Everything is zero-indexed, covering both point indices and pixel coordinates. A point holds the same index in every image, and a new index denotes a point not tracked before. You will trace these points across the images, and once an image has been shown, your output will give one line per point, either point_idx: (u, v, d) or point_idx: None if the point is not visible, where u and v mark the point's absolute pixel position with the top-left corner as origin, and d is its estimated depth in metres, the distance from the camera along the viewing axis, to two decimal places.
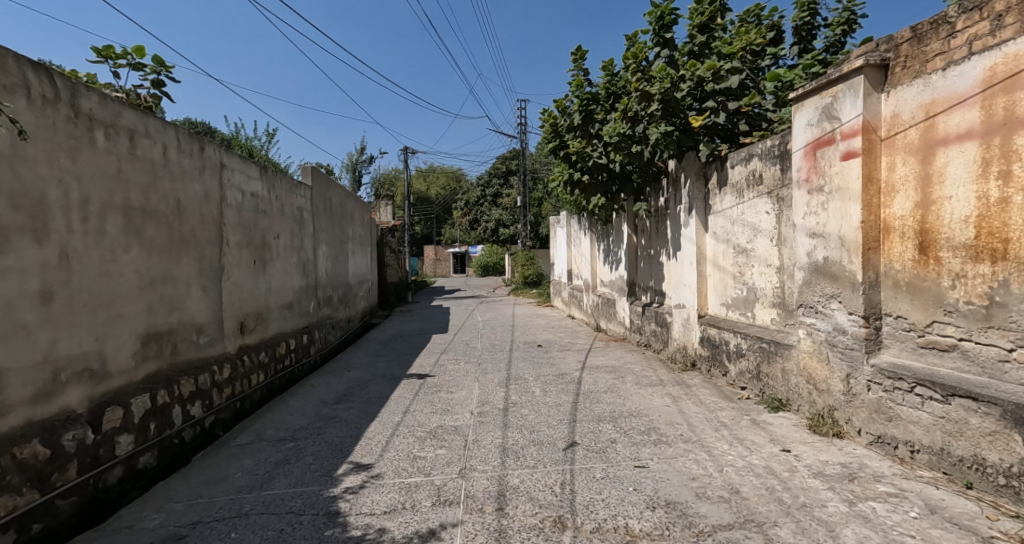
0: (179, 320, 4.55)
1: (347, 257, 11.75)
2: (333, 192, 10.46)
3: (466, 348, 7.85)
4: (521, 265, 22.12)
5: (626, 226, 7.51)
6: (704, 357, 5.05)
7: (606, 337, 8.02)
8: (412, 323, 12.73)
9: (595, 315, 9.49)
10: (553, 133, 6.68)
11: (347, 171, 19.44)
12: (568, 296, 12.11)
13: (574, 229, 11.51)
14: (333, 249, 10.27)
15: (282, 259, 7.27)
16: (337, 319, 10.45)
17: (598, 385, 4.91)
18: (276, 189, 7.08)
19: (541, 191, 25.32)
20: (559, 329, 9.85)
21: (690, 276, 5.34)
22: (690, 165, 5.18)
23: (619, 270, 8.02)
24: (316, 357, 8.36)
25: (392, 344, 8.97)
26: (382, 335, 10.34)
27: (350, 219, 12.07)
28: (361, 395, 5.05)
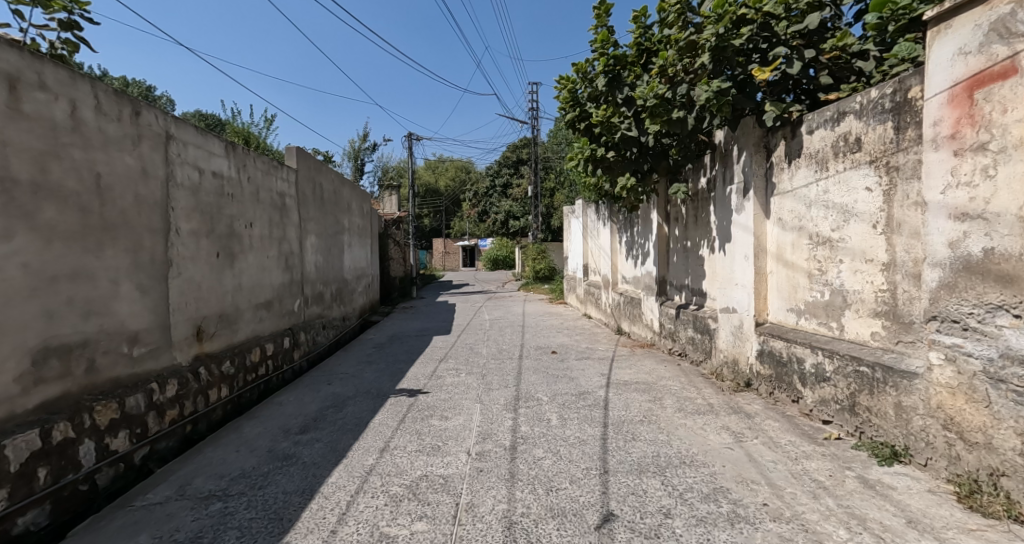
0: (102, 328, 3.60)
1: (342, 249, 10.80)
2: (325, 178, 9.49)
3: (470, 354, 6.87)
4: (532, 259, 21.11)
5: (655, 215, 6.48)
6: (764, 376, 4.03)
7: (631, 343, 6.99)
8: (415, 321, 11.78)
9: (616, 316, 8.45)
10: (571, 103, 5.63)
11: (348, 160, 18.51)
12: (584, 293, 11.06)
13: (591, 220, 10.46)
14: (324, 241, 9.32)
15: (257, 251, 6.31)
16: (329, 318, 9.51)
17: (630, 412, 3.92)
18: (249, 169, 6.13)
19: (554, 181, 24.21)
20: (574, 331, 8.83)
21: (745, 273, 4.29)
22: (748, 133, 4.13)
23: (647, 265, 6.98)
24: (301, 363, 7.42)
25: (388, 348, 8.00)
26: (380, 336, 9.38)
27: (346, 209, 11.09)
28: (335, 421, 4.08)
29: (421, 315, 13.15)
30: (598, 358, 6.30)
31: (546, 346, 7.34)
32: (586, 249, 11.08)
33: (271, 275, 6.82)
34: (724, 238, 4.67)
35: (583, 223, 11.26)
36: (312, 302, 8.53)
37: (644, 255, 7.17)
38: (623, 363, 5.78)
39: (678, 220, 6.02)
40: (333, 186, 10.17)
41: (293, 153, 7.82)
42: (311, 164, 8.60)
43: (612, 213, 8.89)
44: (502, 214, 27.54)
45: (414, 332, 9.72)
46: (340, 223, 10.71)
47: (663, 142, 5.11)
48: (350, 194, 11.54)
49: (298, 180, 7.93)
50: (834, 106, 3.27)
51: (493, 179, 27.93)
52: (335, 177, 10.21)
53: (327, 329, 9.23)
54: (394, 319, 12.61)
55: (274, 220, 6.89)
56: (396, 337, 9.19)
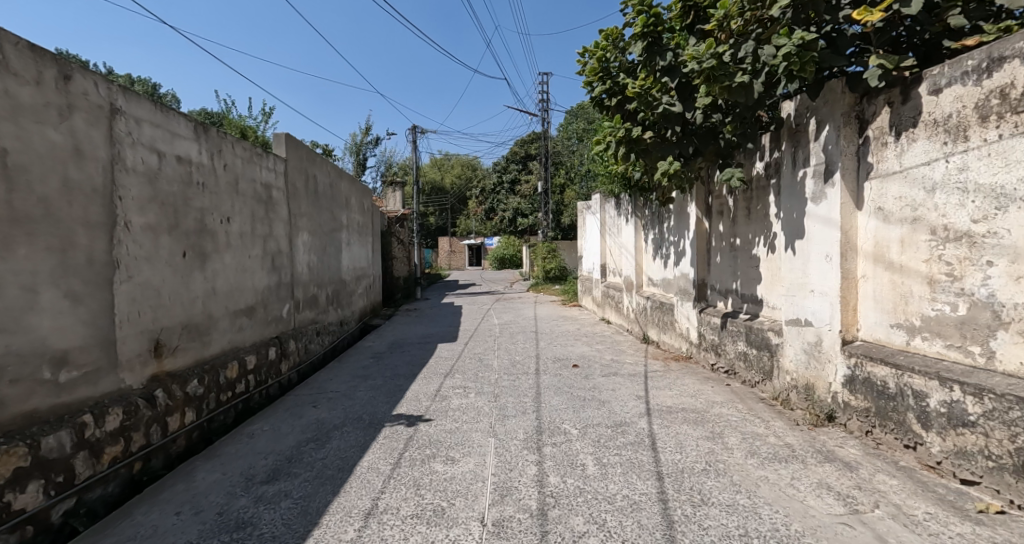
0: (13, 348, 2.83)
1: (340, 248, 10.02)
2: (319, 170, 8.70)
3: (482, 369, 6.07)
4: (542, 259, 20.29)
5: (694, 208, 5.66)
6: (856, 410, 3.19)
7: (663, 355, 6.18)
8: (419, 326, 11.00)
9: (641, 323, 7.61)
10: (600, 76, 4.78)
11: (350, 155, 17.75)
12: (602, 296, 10.21)
13: (611, 216, 9.66)
14: (318, 238, 8.54)
15: (235, 250, 5.52)
16: (325, 323, 8.72)
17: (686, 455, 3.10)
18: (226, 156, 5.35)
19: (563, 177, 23.33)
20: (595, 339, 7.99)
21: (825, 277, 3.45)
22: (833, 101, 3.29)
23: (681, 266, 6.16)
24: (288, 376, 6.62)
25: (388, 358, 7.20)
26: (381, 344, 8.58)
27: (343, 204, 10.29)
28: (315, 463, 3.29)
29: (425, 319, 12.34)
30: (629, 374, 5.47)
31: (565, 358, 6.52)
32: (605, 248, 10.25)
33: (254, 278, 6.03)
34: (792, 235, 3.83)
35: (601, 219, 10.42)
36: (303, 307, 7.74)
37: (678, 255, 6.33)
38: (661, 382, 4.95)
39: (725, 215, 5.18)
40: (329, 180, 9.37)
41: (282, 141, 7.04)
42: (303, 153, 7.81)
43: (637, 207, 8.05)
44: (510, 211, 26.61)
45: (418, 339, 8.90)
46: (338, 220, 9.92)
47: (711, 120, 4.27)
48: (349, 188, 10.74)
49: (288, 171, 7.14)
50: (981, 52, 2.44)
51: (500, 175, 27.08)
52: (331, 168, 9.41)
53: (322, 335, 8.45)
54: (397, 323, 11.81)
55: (256, 216, 6.10)
56: (399, 344, 8.40)
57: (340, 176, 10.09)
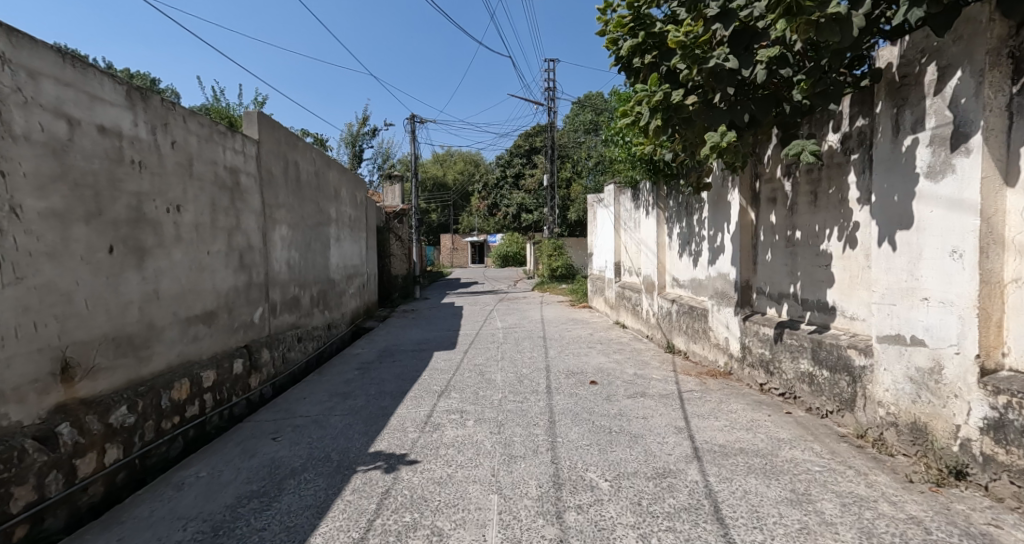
0: None
1: (327, 244, 9.13)
2: (302, 157, 7.81)
3: (483, 387, 5.19)
4: (547, 256, 19.39)
5: (738, 196, 4.76)
6: (1011, 469, 2.28)
7: (696, 371, 5.30)
8: (416, 330, 10.12)
9: (666, 329, 6.72)
10: (629, 28, 3.84)
11: (346, 147, 16.87)
12: (616, 297, 9.33)
13: (628, 210, 8.77)
14: (300, 233, 7.65)
15: (187, 244, 4.64)
16: (309, 328, 7.86)
17: (770, 535, 2.22)
18: (174, 131, 4.46)
19: (570, 171, 22.36)
20: (613, 347, 7.10)
21: (949, 282, 2.52)
22: (971, 36, 2.37)
23: (720, 266, 5.27)
24: (258, 392, 5.74)
25: (377, 369, 6.33)
26: (372, 351, 7.71)
27: (331, 196, 9.40)
28: (254, 536, 2.42)
29: (423, 321, 11.47)
30: (660, 395, 4.57)
31: (581, 373, 5.64)
32: (621, 243, 9.38)
33: (214, 278, 5.15)
34: (888, 224, 2.92)
35: (616, 212, 9.56)
36: (281, 310, 6.86)
37: (713, 252, 5.43)
38: (702, 408, 4.06)
39: (779, 203, 4.27)
40: (315, 169, 8.47)
41: (254, 121, 6.15)
42: (280, 136, 6.92)
43: (661, 198, 7.15)
44: (514, 207, 25.76)
45: (413, 346, 8.04)
46: (325, 213, 9.04)
47: (775, 78, 3.35)
48: (338, 180, 9.85)
49: (260, 156, 6.25)
50: None
51: (504, 170, 26.12)
52: (317, 156, 8.52)
53: (304, 342, 7.58)
54: (394, 326, 10.93)
55: (217, 205, 5.21)
56: (392, 352, 7.52)
57: (327, 165, 9.20)
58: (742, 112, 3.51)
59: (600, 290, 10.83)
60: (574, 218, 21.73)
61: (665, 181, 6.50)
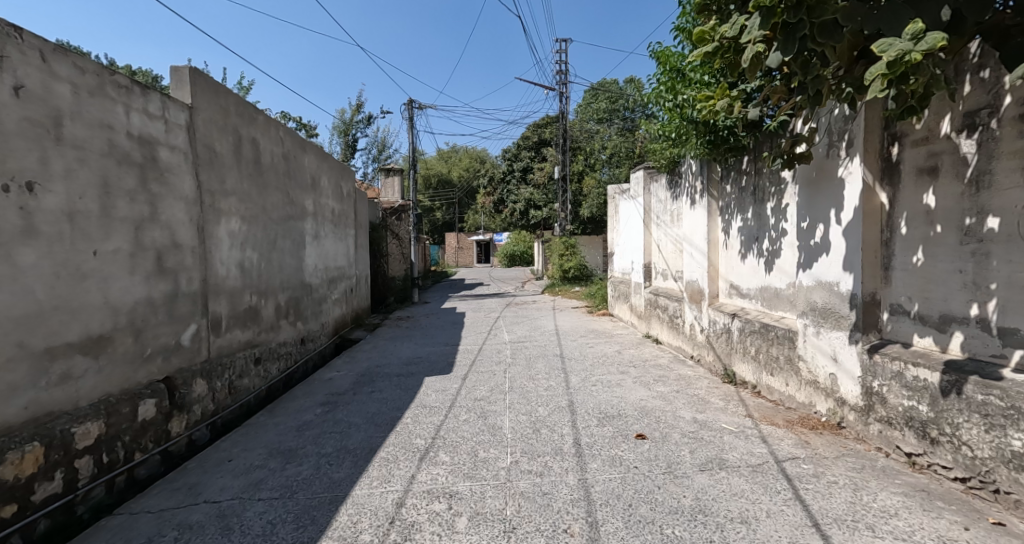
0: None
1: (298, 242, 7.66)
2: (263, 134, 6.34)
3: (485, 445, 3.73)
4: (559, 256, 17.92)
5: (861, 170, 3.24)
6: None
7: (785, 420, 3.83)
8: (410, 343, 8.71)
9: (728, 354, 5.22)
10: None
11: (339, 136, 15.43)
12: (650, 306, 7.84)
13: (666, 199, 7.26)
14: (256, 227, 6.20)
15: (48, 241, 3.16)
16: (269, 346, 6.41)
17: None
18: (16, 70, 3.00)
19: (582, 164, 20.88)
20: (654, 375, 5.61)
21: None
22: None
23: (818, 272, 3.74)
24: (181, 441, 4.28)
25: (348, 406, 4.87)
26: (350, 376, 6.26)
27: (303, 185, 7.93)
28: None
29: (418, 332, 10.01)
30: (750, 468, 3.07)
31: (619, 419, 4.16)
32: (653, 240, 7.92)
33: (111, 287, 3.70)
34: None
35: (648, 203, 8.09)
36: (227, 326, 5.40)
37: (805, 253, 3.92)
38: (835, 505, 2.55)
39: (945, 175, 2.75)
40: (281, 150, 7.01)
41: (187, 80, 4.72)
42: (228, 105, 5.48)
43: (715, 183, 5.65)
44: (522, 202, 23.90)
45: (401, 367, 6.56)
46: (295, 204, 7.58)
47: None
48: (314, 166, 8.39)
49: (194, 125, 4.80)
50: None
51: (510, 163, 24.58)
52: (283, 134, 7.04)
53: (262, 364, 6.13)
54: (386, 337, 9.47)
55: (117, 185, 3.77)
56: (374, 377, 6.06)
57: (299, 148, 7.72)
58: (937, 5, 2.14)
59: (625, 297, 9.33)
60: (587, 215, 20.27)
61: (722, 155, 4.99)
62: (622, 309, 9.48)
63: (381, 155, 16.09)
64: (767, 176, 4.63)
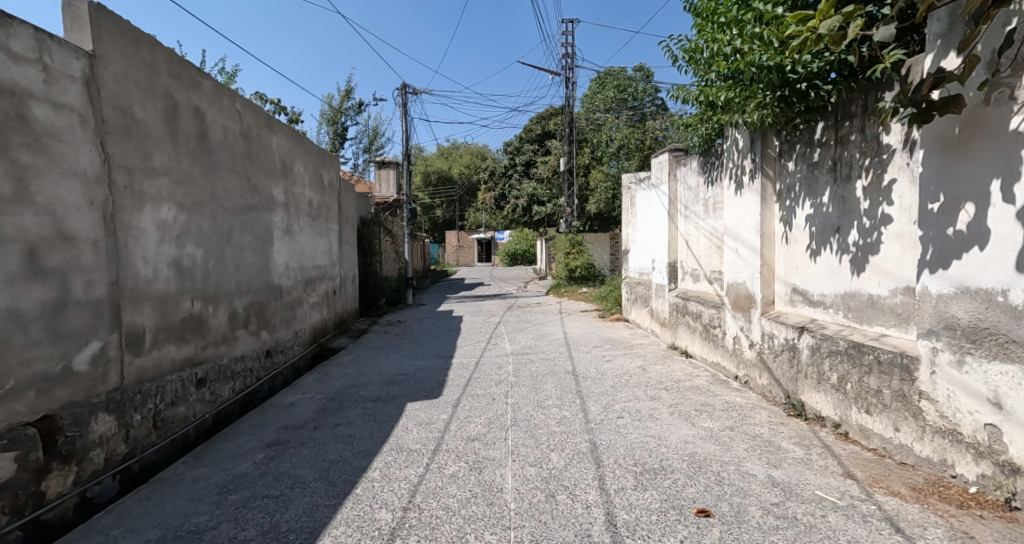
0: None
1: (261, 238, 6.51)
2: (209, 105, 5.20)
3: (477, 526, 2.59)
4: (565, 255, 16.84)
5: None
6: None
7: (906, 482, 2.72)
8: (398, 353, 7.60)
9: (796, 379, 4.06)
10: None
11: (327, 124, 14.28)
12: (680, 313, 6.72)
13: (701, 186, 6.17)
14: (201, 218, 5.06)
15: None
16: (218, 363, 5.26)
17: None
18: None
19: (588, 157, 19.80)
20: (695, 405, 4.45)
21: None
22: None
23: (960, 272, 2.57)
24: (63, 506, 3.14)
25: (301, 449, 3.75)
26: (316, 400, 5.11)
27: (269, 170, 6.79)
28: None
29: (408, 339, 8.89)
30: None
31: (666, 478, 3.04)
32: (682, 235, 6.82)
33: None
34: None
35: (676, 193, 6.99)
36: (154, 341, 4.26)
37: (929, 247, 2.74)
38: None
39: None
40: (238, 126, 5.88)
41: (87, 19, 3.58)
42: (155, 62, 4.35)
43: (771, 162, 4.50)
44: (525, 198, 22.69)
45: (380, 389, 5.42)
46: (258, 193, 6.44)
47: None
48: (283, 150, 7.24)
49: (98, 80, 3.66)
50: None
51: (512, 157, 23.41)
52: (240, 107, 5.90)
53: (207, 386, 4.98)
54: (371, 346, 8.32)
55: None
56: (345, 404, 4.92)
57: (263, 126, 6.57)
58: None
59: (646, 300, 8.19)
60: (593, 210, 19.17)
61: (785, 119, 3.84)
62: (642, 315, 8.34)
63: (374, 146, 14.98)
64: (854, 145, 3.47)
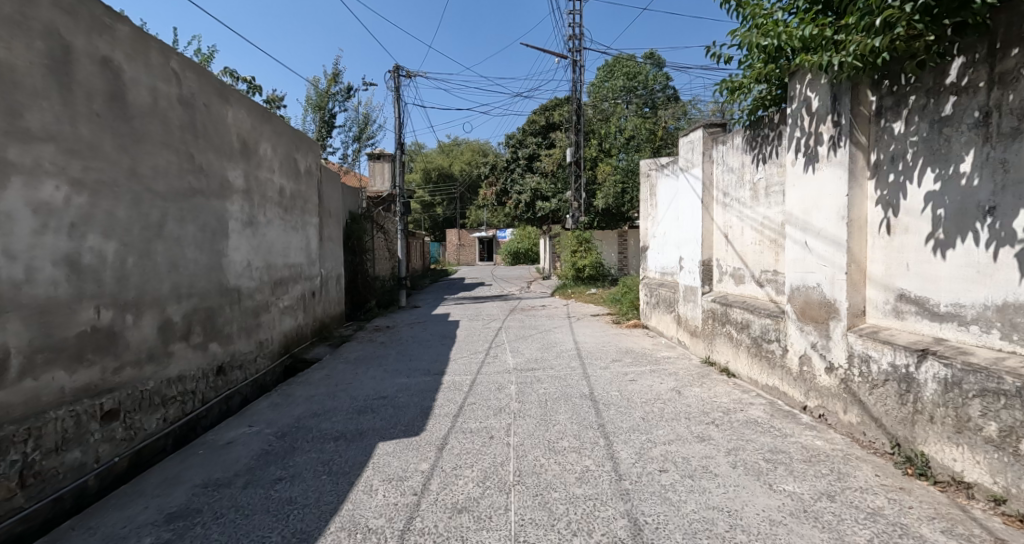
0: None
1: (211, 230, 5.37)
2: (128, 58, 4.07)
3: None
4: (571, 254, 15.74)
5: None
6: None
7: None
8: (381, 368, 6.49)
9: (914, 423, 2.90)
10: None
11: (313, 111, 13.40)
12: (722, 323, 5.55)
13: (750, 167, 5.06)
14: (115, 201, 3.92)
15: None
16: (140, 388, 4.12)
17: None
18: None
19: (595, 149, 18.68)
20: (762, 453, 3.29)
21: None
22: None
23: None
24: None
25: (211, 528, 2.62)
26: (262, 437, 3.98)
27: (223, 148, 5.65)
28: None
29: (397, 349, 7.78)
30: None
31: None
32: (723, 228, 5.69)
33: None
34: None
35: (714, 178, 5.86)
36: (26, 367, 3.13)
37: None
38: None
39: None
40: (176, 90, 4.74)
41: None
42: None
43: (865, 123, 3.35)
44: (528, 193, 21.13)
45: (346, 421, 4.30)
46: (207, 176, 5.29)
47: None
48: (242, 126, 6.08)
49: None
50: None
51: (514, 150, 22.30)
52: (179, 68, 4.77)
53: (121, 419, 3.85)
54: (351, 358, 7.18)
55: None
56: (297, 444, 3.80)
57: (214, 95, 5.43)
58: None
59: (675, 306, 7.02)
60: (601, 206, 18.03)
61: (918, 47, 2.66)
62: (670, 322, 7.17)
63: (364, 134, 13.90)
64: None
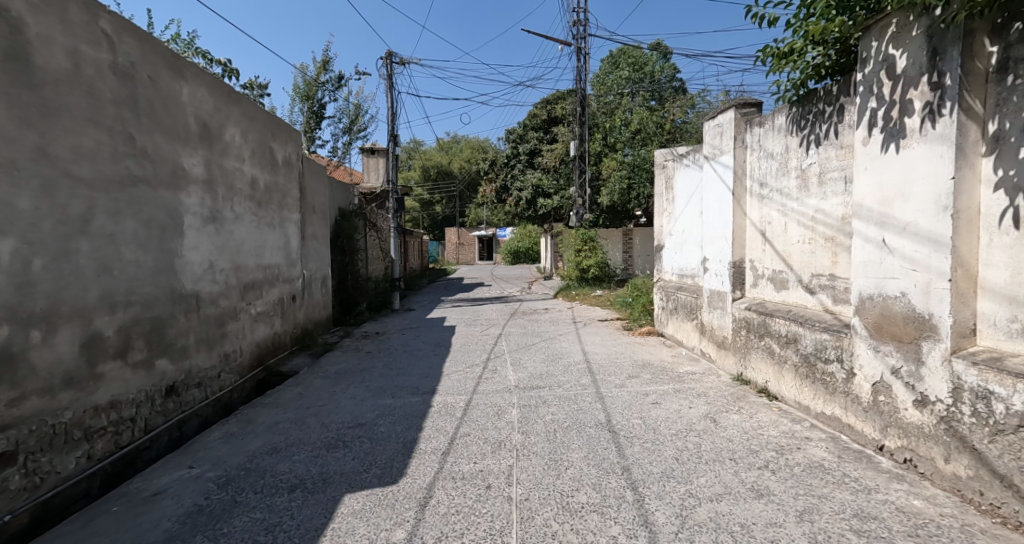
0: None
1: (159, 226, 4.56)
2: (31, 8, 3.31)
3: None
4: (575, 253, 14.94)
5: None
6: None
7: None
8: (364, 384, 5.70)
9: None
10: None
11: (301, 101, 12.63)
12: (760, 336, 4.75)
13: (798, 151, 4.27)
14: (12, 188, 3.14)
15: None
16: (51, 422, 3.34)
17: None
18: None
19: (599, 144, 17.87)
20: (845, 521, 2.50)
21: None
22: None
23: None
24: None
25: None
26: (199, 485, 3.19)
27: (177, 130, 4.85)
28: None
29: (385, 360, 6.99)
30: None
31: None
32: (761, 225, 4.90)
33: None
34: None
35: (751, 166, 5.07)
36: None
37: None
38: None
39: None
40: (108, 58, 3.95)
41: None
42: None
43: (981, 84, 2.58)
44: (529, 189, 20.26)
45: (308, 460, 3.50)
46: (153, 161, 4.50)
47: None
48: (202, 106, 5.28)
49: None
50: None
51: (515, 146, 21.51)
52: (111, 30, 3.98)
53: (19, 464, 3.11)
54: (331, 371, 6.38)
55: None
56: (240, 497, 3.00)
57: (163, 67, 4.63)
58: None
59: (699, 314, 6.23)
60: (606, 203, 17.26)
61: None
62: (693, 332, 6.38)
63: (355, 126, 13.09)
64: None
